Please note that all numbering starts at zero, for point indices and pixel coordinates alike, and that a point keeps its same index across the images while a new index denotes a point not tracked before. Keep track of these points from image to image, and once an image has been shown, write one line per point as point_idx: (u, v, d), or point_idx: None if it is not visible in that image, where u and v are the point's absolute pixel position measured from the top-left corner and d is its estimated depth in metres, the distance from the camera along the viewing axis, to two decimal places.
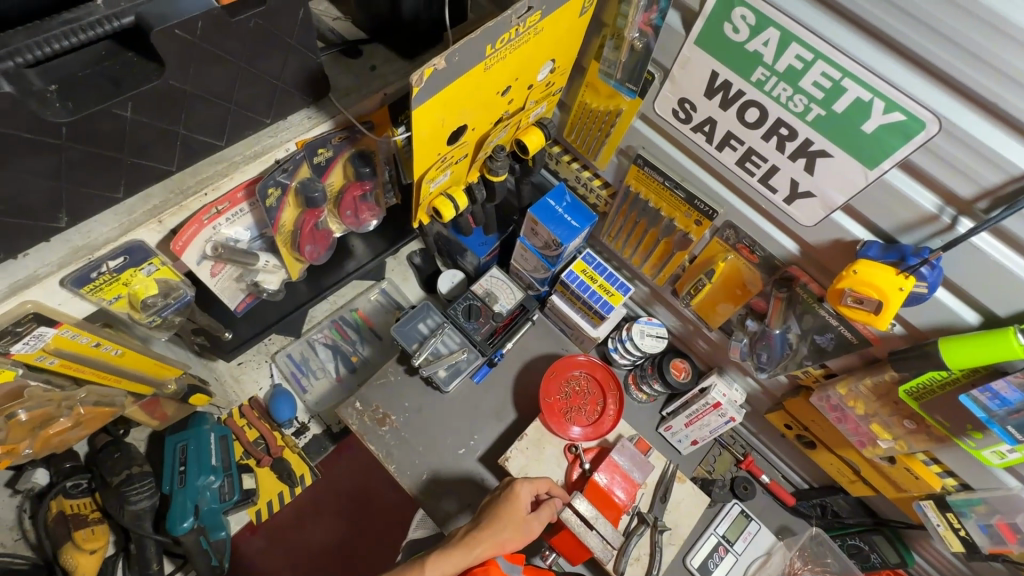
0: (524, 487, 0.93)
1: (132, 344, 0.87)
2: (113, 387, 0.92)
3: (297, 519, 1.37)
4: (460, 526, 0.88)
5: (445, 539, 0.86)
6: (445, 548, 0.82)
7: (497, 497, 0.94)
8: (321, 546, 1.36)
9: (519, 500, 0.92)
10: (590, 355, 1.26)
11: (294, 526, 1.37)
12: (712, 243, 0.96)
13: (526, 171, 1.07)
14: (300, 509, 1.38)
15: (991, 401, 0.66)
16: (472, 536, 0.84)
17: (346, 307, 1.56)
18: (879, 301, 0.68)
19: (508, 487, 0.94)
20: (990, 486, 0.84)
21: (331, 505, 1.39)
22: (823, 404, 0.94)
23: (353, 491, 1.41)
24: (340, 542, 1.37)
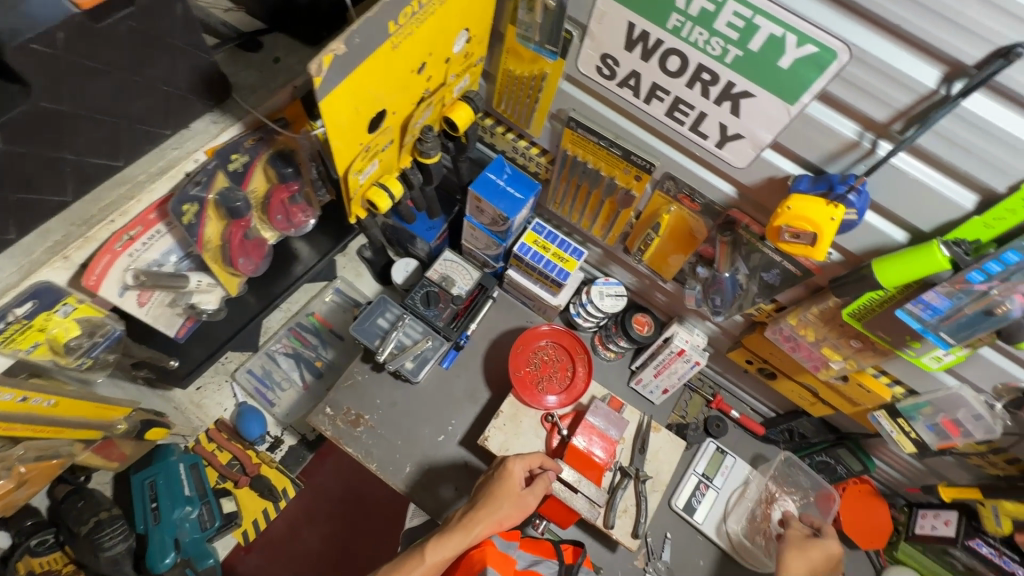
0: (517, 464, 0.88)
1: (66, 391, 0.82)
2: (56, 439, 0.87)
3: (290, 529, 1.33)
4: (456, 509, 0.85)
5: (442, 524, 0.83)
6: (443, 533, 0.79)
7: (491, 477, 0.89)
8: (318, 552, 1.32)
9: (513, 477, 0.87)
10: (554, 323, 1.26)
11: (288, 536, 1.33)
12: (654, 197, 0.96)
13: (461, 149, 1.04)
14: (292, 519, 1.34)
15: (924, 312, 0.69)
16: (468, 518, 0.81)
17: (302, 312, 1.52)
18: (814, 233, 0.70)
19: (501, 464, 0.89)
20: (932, 388, 0.90)
21: (323, 511, 1.36)
22: (778, 336, 0.97)
23: (344, 492, 1.37)
24: (338, 545, 1.33)
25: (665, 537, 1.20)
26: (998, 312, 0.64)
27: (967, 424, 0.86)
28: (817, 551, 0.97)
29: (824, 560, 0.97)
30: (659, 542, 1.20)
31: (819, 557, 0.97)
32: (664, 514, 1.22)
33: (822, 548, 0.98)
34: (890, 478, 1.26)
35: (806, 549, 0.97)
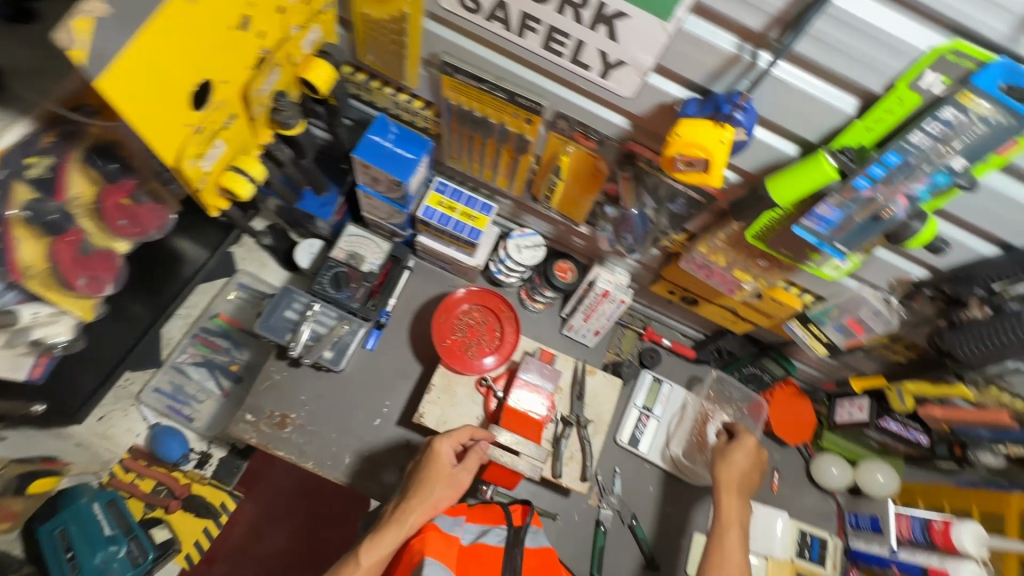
0: (444, 444, 0.89)
1: None
2: None
3: (251, 534, 1.27)
4: (390, 502, 0.86)
5: (378, 520, 0.84)
6: (377, 531, 0.81)
7: (419, 463, 0.89)
8: (284, 552, 1.27)
9: (442, 457, 0.88)
10: (471, 287, 1.21)
11: (250, 542, 1.27)
12: (549, 139, 0.89)
13: (334, 112, 0.92)
14: (252, 524, 1.28)
15: (818, 226, 0.69)
16: (400, 511, 0.82)
17: (205, 316, 1.39)
18: (707, 159, 0.66)
19: (428, 447, 0.89)
20: (837, 292, 0.93)
21: (278, 510, 1.30)
22: (692, 266, 0.97)
23: (304, 488, 1.33)
24: (300, 542, 1.28)
25: (615, 472, 1.23)
26: (885, 216, 0.64)
27: (870, 321, 0.90)
28: (738, 453, 1.02)
29: (748, 457, 1.02)
30: (610, 478, 1.23)
31: (744, 458, 1.02)
32: (611, 451, 1.25)
33: (743, 449, 1.03)
34: (810, 377, 1.35)
35: (728, 455, 1.02)
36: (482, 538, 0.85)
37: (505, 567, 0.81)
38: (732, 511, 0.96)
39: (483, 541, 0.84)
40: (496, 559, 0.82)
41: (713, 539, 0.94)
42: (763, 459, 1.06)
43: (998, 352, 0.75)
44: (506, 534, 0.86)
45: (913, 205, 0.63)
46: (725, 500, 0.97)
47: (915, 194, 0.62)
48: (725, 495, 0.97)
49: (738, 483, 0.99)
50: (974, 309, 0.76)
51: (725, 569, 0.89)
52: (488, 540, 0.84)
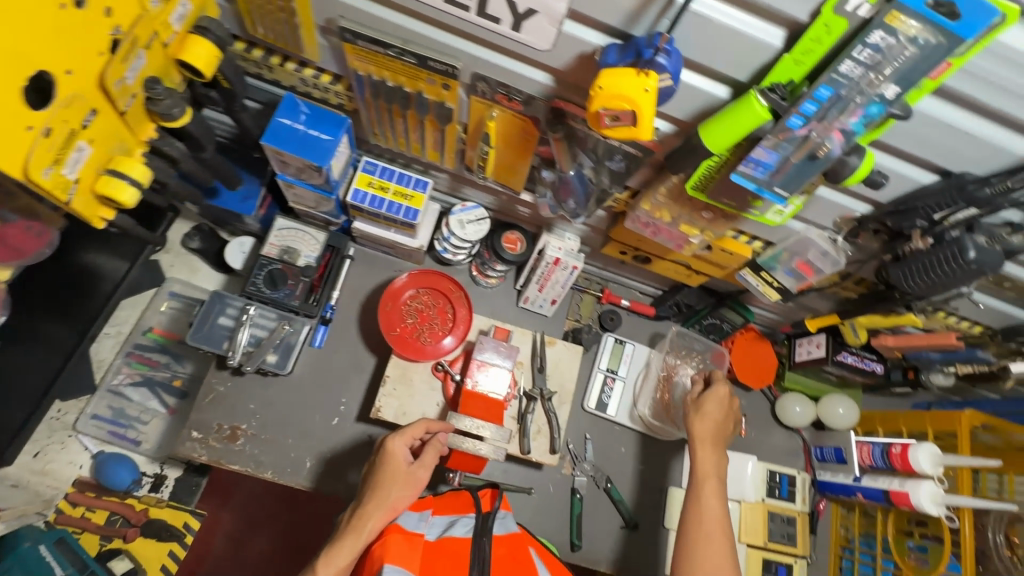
0: (397, 442, 0.86)
1: None
2: None
3: (232, 543, 1.23)
4: (345, 509, 0.83)
5: (335, 530, 0.81)
6: (335, 541, 0.78)
7: (374, 465, 0.87)
8: (268, 558, 1.23)
9: (397, 456, 0.85)
10: (412, 271, 1.15)
11: (233, 552, 1.23)
12: (472, 104, 0.82)
13: (230, 96, 0.83)
14: (231, 533, 1.24)
15: (756, 171, 0.65)
16: (358, 517, 0.79)
17: (137, 331, 1.29)
18: (633, 111, 0.61)
19: (381, 448, 0.87)
20: (784, 236, 0.91)
21: (257, 515, 1.26)
22: (638, 225, 0.93)
23: (277, 491, 1.28)
24: (285, 542, 1.25)
25: (585, 439, 1.22)
26: (821, 155, 0.61)
27: (818, 262, 0.88)
28: (711, 403, 0.94)
29: (722, 407, 0.95)
30: (581, 445, 1.22)
31: (717, 407, 0.95)
32: (580, 418, 1.24)
33: (716, 398, 0.95)
34: (769, 320, 1.36)
35: (700, 406, 0.95)
36: (449, 530, 0.81)
37: (473, 559, 0.76)
38: (708, 463, 0.89)
39: (449, 534, 0.81)
40: (464, 550, 0.78)
41: (690, 495, 0.87)
42: (739, 408, 0.98)
43: (944, 282, 0.74)
44: (474, 523, 0.82)
45: (850, 140, 0.59)
46: (700, 453, 0.90)
47: (851, 128, 0.58)
48: (700, 449, 0.91)
49: (712, 435, 0.92)
50: (917, 241, 0.75)
51: (704, 523, 0.83)
52: (455, 532, 0.81)
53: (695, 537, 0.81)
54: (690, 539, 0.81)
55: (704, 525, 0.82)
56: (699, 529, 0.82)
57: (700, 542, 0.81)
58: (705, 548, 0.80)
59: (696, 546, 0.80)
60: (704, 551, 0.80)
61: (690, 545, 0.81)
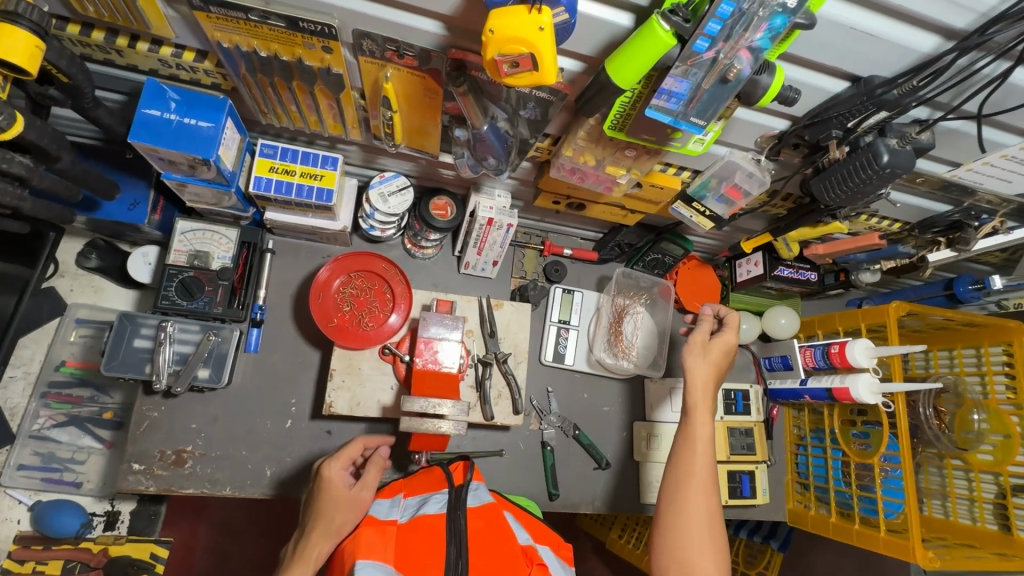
0: (333, 467, 0.83)
1: None
2: None
3: (212, 556, 1.24)
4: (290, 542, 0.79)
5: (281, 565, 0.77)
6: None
7: (313, 494, 0.82)
8: (255, 561, 1.25)
9: (336, 481, 0.81)
10: (333, 258, 1.07)
11: (217, 561, 1.24)
12: (362, 65, 0.74)
13: (74, 93, 0.71)
14: (212, 545, 1.25)
15: (670, 103, 0.62)
16: (302, 548, 0.75)
17: (48, 368, 1.17)
18: (532, 54, 0.56)
19: (319, 477, 0.83)
20: (712, 162, 0.90)
21: (236, 522, 1.27)
22: (563, 172, 0.89)
23: (254, 507, 1.29)
24: (269, 544, 1.27)
25: (548, 393, 1.23)
26: (731, 77, 0.58)
27: (745, 185, 0.88)
28: (717, 348, 0.92)
29: (726, 354, 0.93)
30: (545, 399, 1.23)
31: (722, 354, 0.92)
32: (539, 373, 1.24)
33: (721, 341, 0.93)
34: (710, 246, 1.37)
35: (707, 351, 0.92)
36: (422, 509, 0.80)
37: (449, 532, 0.74)
38: (702, 411, 0.87)
39: (424, 512, 0.79)
40: (440, 524, 0.76)
41: (681, 442, 0.86)
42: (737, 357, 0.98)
43: (862, 189, 0.76)
44: (448, 499, 0.81)
45: (757, 58, 0.57)
46: (696, 400, 0.87)
47: (757, 45, 0.56)
48: (699, 396, 0.88)
49: (713, 381, 0.90)
50: (834, 151, 0.76)
51: (693, 469, 0.82)
52: (429, 509, 0.79)
53: (683, 483, 0.81)
54: (679, 489, 0.81)
55: (695, 474, 0.81)
56: (685, 477, 0.82)
57: (689, 492, 0.80)
58: (691, 496, 0.80)
59: (683, 495, 0.80)
60: (692, 501, 0.80)
61: (678, 495, 0.80)
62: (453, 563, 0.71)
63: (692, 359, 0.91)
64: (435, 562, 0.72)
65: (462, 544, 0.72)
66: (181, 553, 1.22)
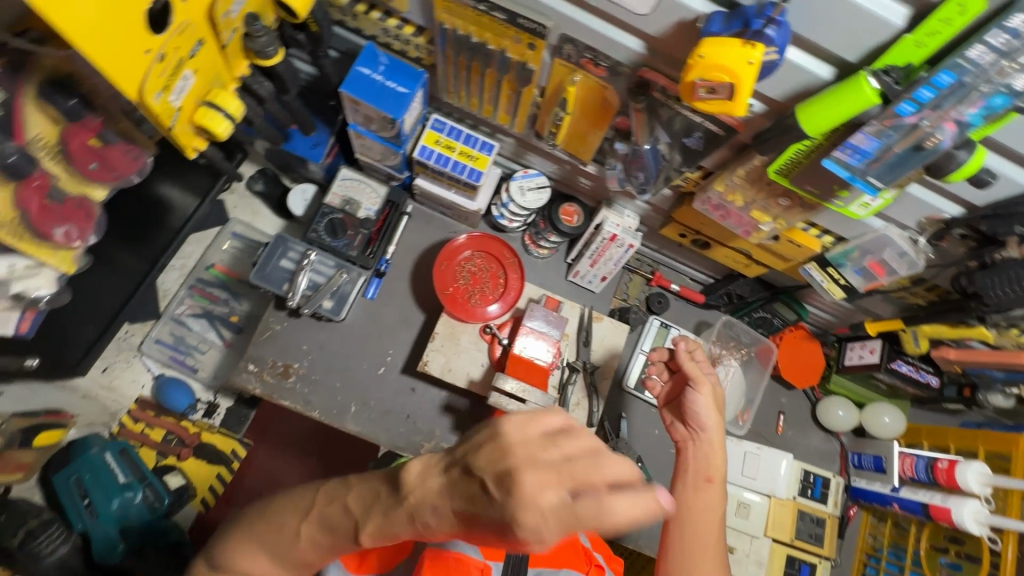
0: (544, 524, 0.38)
1: None
2: None
3: (263, 479, 1.26)
4: (419, 463, 0.46)
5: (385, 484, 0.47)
6: (386, 517, 0.46)
7: (482, 493, 0.40)
8: None
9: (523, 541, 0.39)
10: (471, 233, 1.17)
11: (266, 485, 1.26)
12: (555, 66, 0.81)
13: (316, 41, 0.84)
14: (265, 466, 1.27)
15: (852, 158, 0.62)
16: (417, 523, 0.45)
17: (200, 266, 1.34)
18: (732, 84, 0.59)
19: (509, 499, 0.38)
20: (860, 233, 0.87)
21: (288, 452, 1.29)
22: (707, 207, 0.91)
23: (317, 429, 1.31)
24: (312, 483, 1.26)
25: (621, 417, 1.23)
26: (928, 146, 0.58)
27: (893, 262, 0.85)
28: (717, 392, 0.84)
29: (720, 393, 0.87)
30: (616, 422, 1.23)
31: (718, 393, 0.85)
32: (618, 395, 1.25)
33: (715, 384, 0.84)
34: (823, 321, 1.30)
35: (717, 400, 0.83)
36: None
37: None
38: (715, 482, 0.78)
39: None
40: None
41: (685, 495, 0.77)
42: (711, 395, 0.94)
43: None
44: None
45: (961, 133, 0.57)
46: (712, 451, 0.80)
47: (966, 119, 0.56)
48: (712, 447, 0.80)
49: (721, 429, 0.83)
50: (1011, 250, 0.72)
51: (701, 536, 0.73)
52: None
53: (690, 550, 0.72)
54: (689, 550, 0.72)
55: (706, 538, 0.73)
56: (700, 537, 0.73)
57: (700, 555, 0.72)
58: (706, 559, 0.72)
59: (693, 561, 0.71)
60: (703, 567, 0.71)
61: (688, 559, 0.71)
62: None
63: (711, 416, 0.82)
64: None
65: None
66: (239, 469, 1.26)
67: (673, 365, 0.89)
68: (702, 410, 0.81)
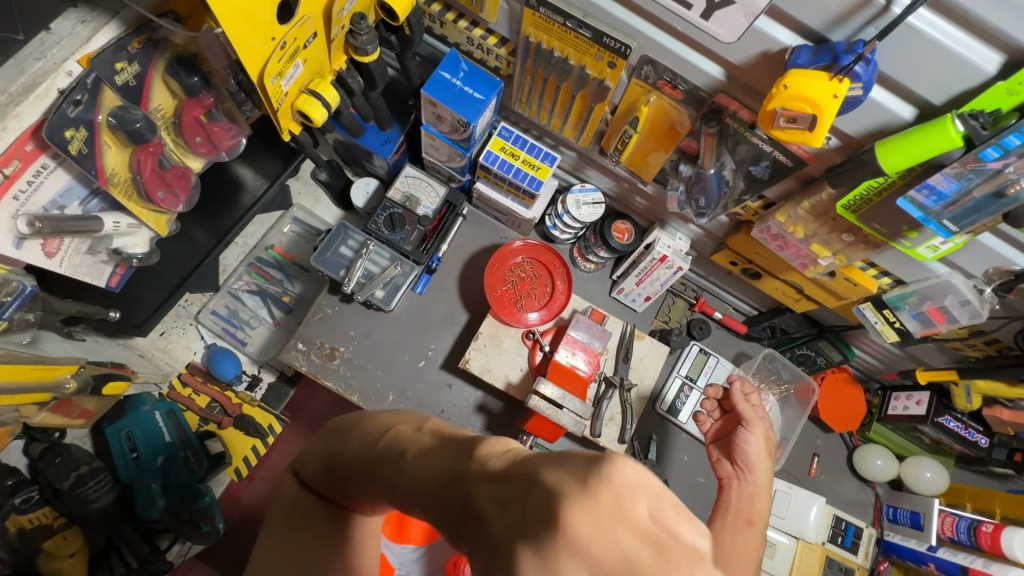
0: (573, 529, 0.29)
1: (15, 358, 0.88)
2: (41, 382, 0.95)
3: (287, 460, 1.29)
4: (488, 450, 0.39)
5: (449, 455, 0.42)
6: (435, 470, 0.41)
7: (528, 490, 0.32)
8: None
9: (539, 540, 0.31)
10: (528, 240, 1.21)
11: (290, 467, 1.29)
12: (630, 86, 0.84)
13: (406, 42, 0.89)
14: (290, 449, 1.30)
15: (928, 199, 0.64)
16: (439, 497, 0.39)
17: (260, 246, 1.41)
18: (814, 115, 0.61)
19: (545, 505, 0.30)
20: (922, 277, 0.86)
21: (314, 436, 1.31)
22: (765, 236, 0.92)
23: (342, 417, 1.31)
24: None
25: (651, 438, 1.22)
26: (1010, 193, 0.59)
27: (953, 310, 0.84)
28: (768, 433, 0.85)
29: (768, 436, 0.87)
30: (645, 443, 1.22)
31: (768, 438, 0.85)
32: (650, 416, 1.24)
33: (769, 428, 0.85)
34: (867, 366, 1.26)
35: (768, 445, 0.83)
36: None
37: None
38: (757, 527, 0.75)
39: None
40: None
41: (723, 531, 0.74)
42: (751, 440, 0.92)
43: None
44: None
45: None
46: (758, 493, 0.78)
47: None
48: (761, 488, 0.79)
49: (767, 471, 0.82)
50: None
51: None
52: None
53: None
54: None
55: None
56: None
57: None
58: None
59: None
60: None
61: None
62: None
63: (761, 458, 0.81)
64: None
65: None
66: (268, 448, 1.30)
67: (727, 405, 0.91)
68: (752, 448, 0.81)
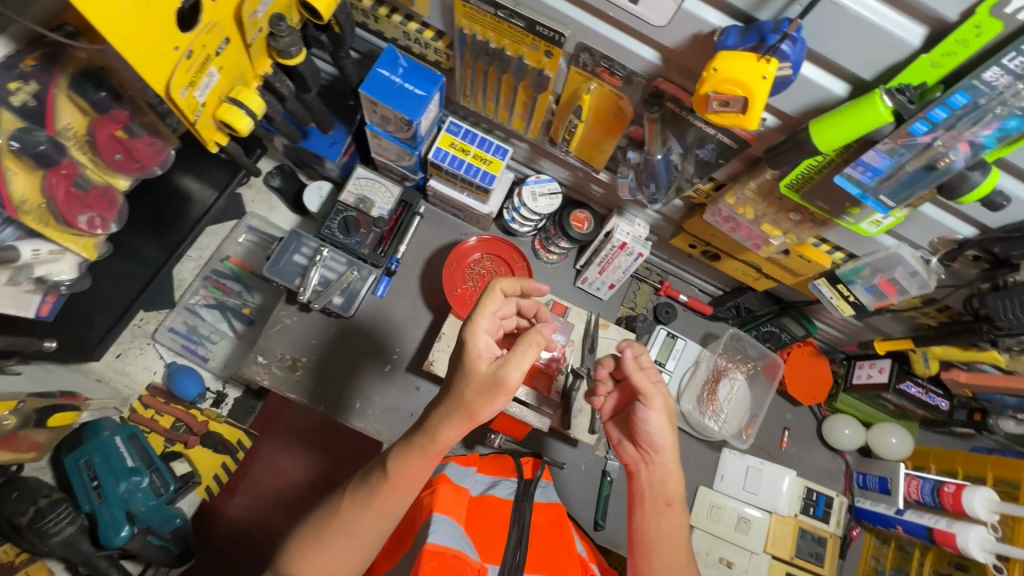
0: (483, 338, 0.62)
1: None
2: None
3: (267, 470, 1.28)
4: (483, 335, 0.62)
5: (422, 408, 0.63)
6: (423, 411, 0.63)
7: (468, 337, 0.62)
8: (302, 485, 1.26)
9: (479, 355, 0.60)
10: (482, 236, 1.21)
11: (270, 476, 1.28)
12: (570, 74, 0.82)
13: (337, 42, 0.86)
14: (268, 458, 1.29)
15: (864, 175, 0.64)
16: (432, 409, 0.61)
17: (216, 258, 1.36)
18: (745, 98, 0.60)
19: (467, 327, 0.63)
20: (872, 250, 0.87)
21: (292, 443, 1.30)
22: (717, 218, 0.92)
23: (322, 423, 1.30)
24: (314, 474, 1.27)
25: None
26: (941, 166, 0.59)
27: (903, 281, 0.84)
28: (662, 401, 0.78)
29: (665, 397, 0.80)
30: None
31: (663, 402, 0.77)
32: None
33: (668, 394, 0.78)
34: (830, 337, 1.28)
35: (669, 415, 0.77)
36: (492, 490, 0.81)
37: (513, 521, 0.74)
38: (676, 507, 0.75)
39: (492, 493, 0.80)
40: (506, 511, 0.76)
41: (642, 517, 0.74)
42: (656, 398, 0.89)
43: None
44: (517, 488, 0.81)
45: (974, 154, 0.57)
46: (667, 472, 0.75)
47: (980, 141, 0.56)
48: (669, 469, 0.75)
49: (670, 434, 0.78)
50: None
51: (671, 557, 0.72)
52: (498, 493, 0.80)
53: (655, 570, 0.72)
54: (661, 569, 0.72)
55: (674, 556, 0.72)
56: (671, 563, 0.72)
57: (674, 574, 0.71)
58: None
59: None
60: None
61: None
62: (510, 549, 0.70)
63: (663, 433, 0.76)
64: (497, 544, 0.71)
65: (524, 533, 0.71)
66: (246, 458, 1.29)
67: (619, 377, 0.84)
68: (653, 427, 0.76)
